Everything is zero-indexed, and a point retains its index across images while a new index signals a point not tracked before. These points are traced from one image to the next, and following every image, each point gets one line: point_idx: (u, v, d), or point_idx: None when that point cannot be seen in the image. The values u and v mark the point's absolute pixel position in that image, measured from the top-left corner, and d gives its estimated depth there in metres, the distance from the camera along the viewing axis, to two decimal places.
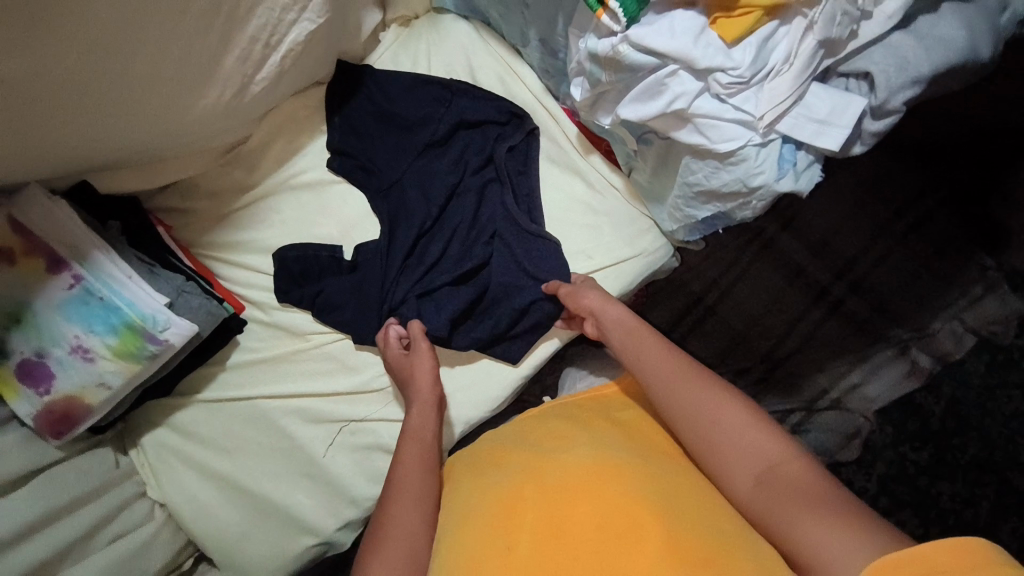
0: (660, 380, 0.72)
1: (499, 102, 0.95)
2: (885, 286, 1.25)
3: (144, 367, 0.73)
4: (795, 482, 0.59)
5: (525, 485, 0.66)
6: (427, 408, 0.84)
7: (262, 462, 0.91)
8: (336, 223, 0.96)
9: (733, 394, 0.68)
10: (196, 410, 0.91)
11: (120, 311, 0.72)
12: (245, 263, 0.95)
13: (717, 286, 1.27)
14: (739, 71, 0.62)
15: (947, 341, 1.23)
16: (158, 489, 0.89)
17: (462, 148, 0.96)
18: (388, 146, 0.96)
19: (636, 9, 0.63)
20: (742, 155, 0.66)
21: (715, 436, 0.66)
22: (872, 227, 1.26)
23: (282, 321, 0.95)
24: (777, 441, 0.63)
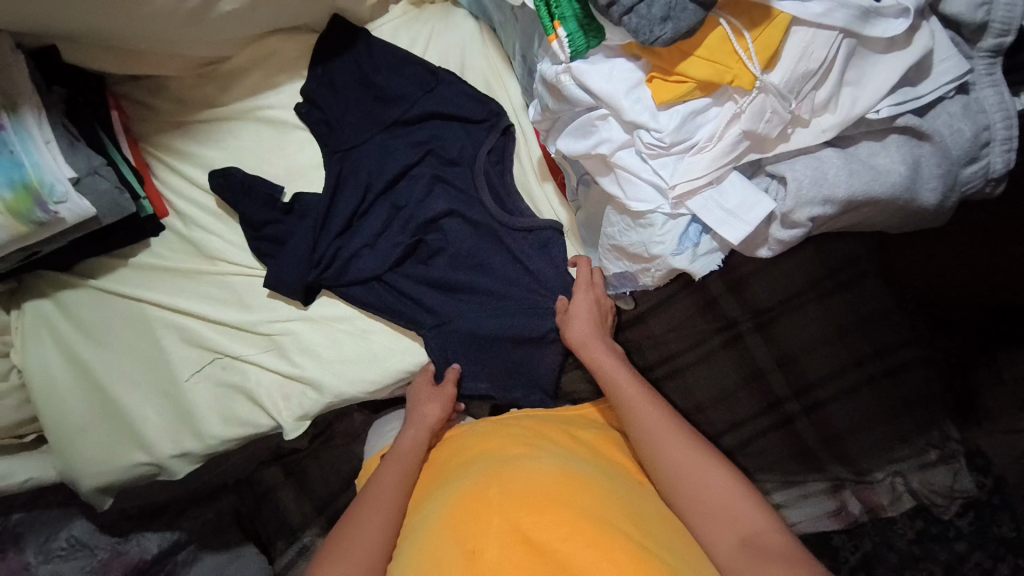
0: (647, 429, 0.75)
1: (476, 103, 0.95)
2: (846, 420, 1.12)
3: (32, 231, 0.74)
4: (774, 548, 0.63)
5: (490, 485, 0.67)
6: (425, 430, 0.85)
7: (130, 367, 0.91)
8: (284, 165, 0.97)
9: (715, 460, 0.72)
10: (85, 294, 0.91)
11: (23, 169, 0.72)
12: (185, 174, 0.96)
13: (666, 361, 1.14)
14: (661, 135, 0.60)
15: (883, 494, 1.16)
16: (20, 354, 0.89)
17: (426, 136, 0.96)
18: (358, 112, 0.96)
19: (584, 46, 0.62)
20: (650, 219, 0.65)
21: (698, 500, 0.69)
22: (862, 353, 1.08)
23: (197, 239, 0.95)
24: (760, 512, 0.67)
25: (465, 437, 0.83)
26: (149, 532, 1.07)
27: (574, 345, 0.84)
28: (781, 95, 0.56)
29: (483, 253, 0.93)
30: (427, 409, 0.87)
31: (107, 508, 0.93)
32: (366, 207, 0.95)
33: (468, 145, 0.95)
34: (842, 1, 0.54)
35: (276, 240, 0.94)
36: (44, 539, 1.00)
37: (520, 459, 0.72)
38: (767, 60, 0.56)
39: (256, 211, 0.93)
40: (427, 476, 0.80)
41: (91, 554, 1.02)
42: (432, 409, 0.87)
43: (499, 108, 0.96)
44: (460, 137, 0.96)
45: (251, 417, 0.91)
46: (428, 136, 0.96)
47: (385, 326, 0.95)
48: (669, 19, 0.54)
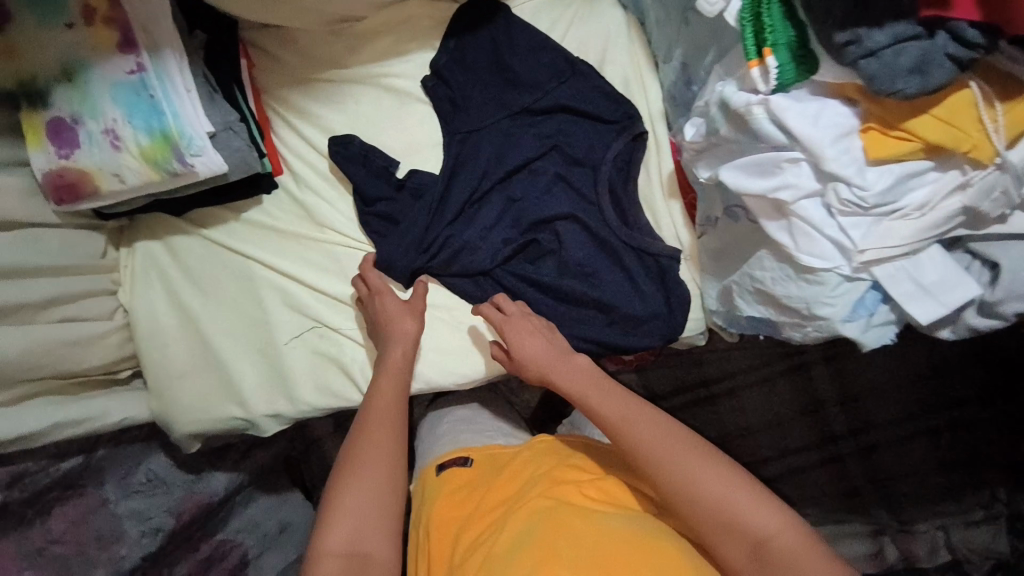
0: (629, 435, 0.73)
1: (615, 102, 0.90)
2: (897, 467, 1.16)
3: (163, 180, 0.72)
4: (790, 555, 0.62)
5: (557, 542, 0.63)
6: (403, 345, 0.85)
7: (231, 320, 0.92)
8: (400, 138, 0.93)
9: (708, 455, 0.70)
10: (197, 243, 0.92)
11: (163, 118, 0.70)
12: (303, 133, 0.93)
13: (730, 379, 1.19)
14: (864, 193, 0.55)
15: (922, 546, 1.12)
16: (129, 295, 0.89)
17: (554, 130, 0.92)
18: (487, 95, 0.91)
19: (792, 78, 0.56)
20: (822, 277, 0.60)
21: (696, 508, 0.67)
22: (916, 404, 1.15)
23: (308, 204, 0.93)
24: (769, 512, 0.65)
25: (511, 468, 0.79)
26: (216, 471, 1.03)
27: (535, 374, 0.83)
28: (1018, 175, 0.51)
29: (598, 265, 0.90)
30: (392, 348, 0.85)
31: (193, 451, 0.94)
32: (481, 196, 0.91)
33: (596, 146, 0.91)
34: None
35: (388, 216, 0.91)
36: (123, 474, 0.96)
37: (577, 513, 0.68)
38: (1016, 134, 0.51)
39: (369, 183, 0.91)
40: (478, 512, 0.75)
41: (167, 492, 0.99)
42: (397, 347, 0.85)
43: (635, 111, 0.90)
44: (587, 136, 0.91)
45: (343, 390, 0.91)
46: (556, 133, 0.91)
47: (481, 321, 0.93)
48: (916, 73, 0.49)
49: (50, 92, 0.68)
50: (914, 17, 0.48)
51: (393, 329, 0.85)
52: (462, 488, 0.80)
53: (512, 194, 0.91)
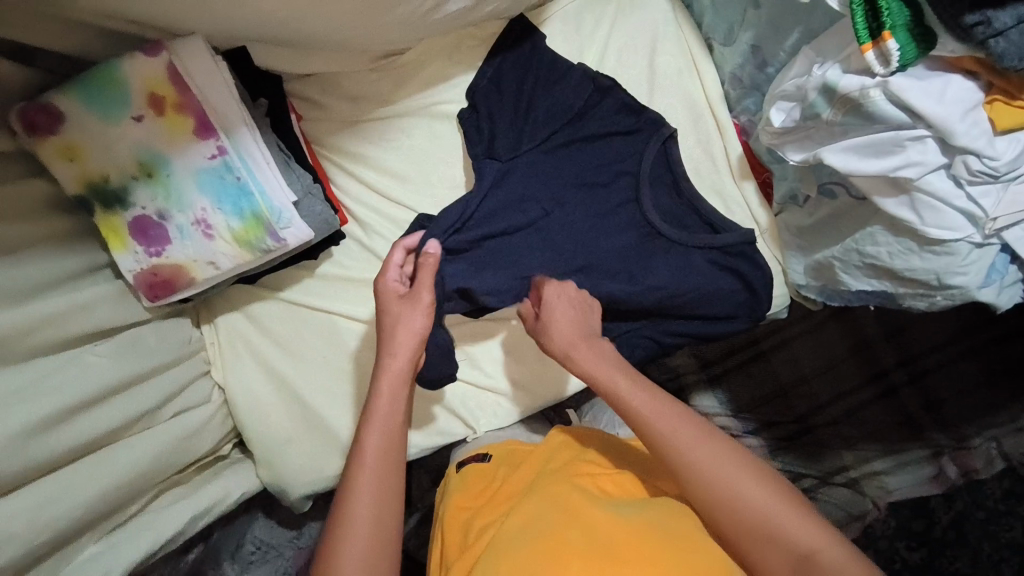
0: (675, 443, 0.63)
1: (639, 113, 0.89)
2: (949, 389, 1.12)
3: (256, 258, 0.70)
4: (836, 575, 0.55)
5: (570, 528, 0.55)
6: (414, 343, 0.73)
7: (324, 377, 0.90)
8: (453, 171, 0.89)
9: (743, 462, 0.62)
10: (275, 306, 0.90)
11: (251, 197, 0.68)
12: (360, 177, 0.90)
13: (776, 333, 1.15)
14: (995, 162, 0.56)
15: (979, 458, 1.10)
16: (221, 372, 0.88)
17: (612, 130, 0.89)
18: (545, 104, 0.89)
19: (912, 58, 0.56)
20: (953, 247, 0.61)
21: (743, 522, 0.59)
22: (959, 326, 1.12)
23: (378, 248, 0.90)
24: (807, 524, 0.58)
25: (526, 464, 0.71)
26: (314, 521, 0.97)
27: (559, 353, 0.73)
28: None
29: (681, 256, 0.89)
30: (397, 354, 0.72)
31: (306, 509, 0.94)
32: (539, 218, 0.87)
33: (627, 157, 0.90)
34: None
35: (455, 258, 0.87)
36: (234, 547, 0.93)
37: (591, 496, 0.60)
38: None
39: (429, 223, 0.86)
40: (490, 501, 0.68)
41: (279, 553, 0.95)
42: (400, 353, 0.73)
43: (654, 115, 0.90)
44: (624, 148, 0.90)
45: (448, 426, 0.92)
46: (610, 141, 0.90)
47: None
48: None
49: (127, 191, 0.65)
50: None
51: (399, 333, 0.73)
52: (468, 499, 0.71)
53: (571, 209, 0.89)
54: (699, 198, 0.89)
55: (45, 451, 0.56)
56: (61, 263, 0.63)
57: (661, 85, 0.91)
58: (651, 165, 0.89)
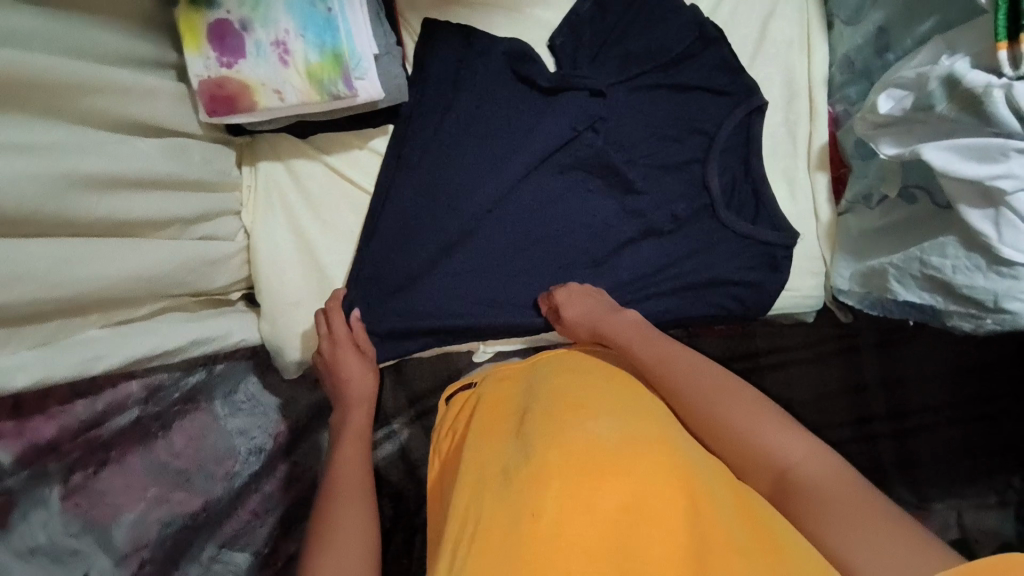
0: (676, 382, 0.68)
1: (733, 77, 0.88)
2: (924, 449, 1.12)
3: (322, 103, 0.67)
4: (817, 485, 0.56)
5: (545, 442, 0.57)
6: (365, 407, 0.85)
7: (348, 251, 0.90)
8: (517, 95, 0.89)
9: (728, 386, 0.66)
10: (319, 169, 0.88)
11: (337, 35, 0.65)
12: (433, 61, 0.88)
13: (779, 352, 1.13)
14: None
15: (933, 524, 1.09)
16: (251, 216, 0.86)
17: (699, 85, 0.88)
18: (644, 40, 0.88)
19: None
20: (1020, 272, 0.60)
21: (733, 450, 0.62)
22: (952, 391, 1.11)
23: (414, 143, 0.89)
24: (790, 439, 0.60)
25: (503, 378, 0.72)
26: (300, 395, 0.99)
27: (583, 325, 0.79)
28: None
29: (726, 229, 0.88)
30: (356, 412, 0.84)
31: (294, 376, 0.94)
32: (599, 164, 0.89)
33: (707, 117, 0.89)
34: None
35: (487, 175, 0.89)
36: (228, 391, 0.90)
37: (573, 411, 0.60)
38: None
39: (462, 159, 0.89)
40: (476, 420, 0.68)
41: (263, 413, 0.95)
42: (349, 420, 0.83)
43: (751, 82, 0.88)
44: (705, 107, 0.89)
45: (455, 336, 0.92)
46: (695, 98, 0.89)
47: (601, 281, 0.90)
48: None
49: None
50: None
51: (350, 385, 0.84)
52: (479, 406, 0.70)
53: (630, 156, 0.89)
54: (761, 178, 0.88)
55: (81, 210, 0.55)
56: (133, 44, 0.61)
57: (766, 55, 0.88)
58: (727, 135, 0.88)
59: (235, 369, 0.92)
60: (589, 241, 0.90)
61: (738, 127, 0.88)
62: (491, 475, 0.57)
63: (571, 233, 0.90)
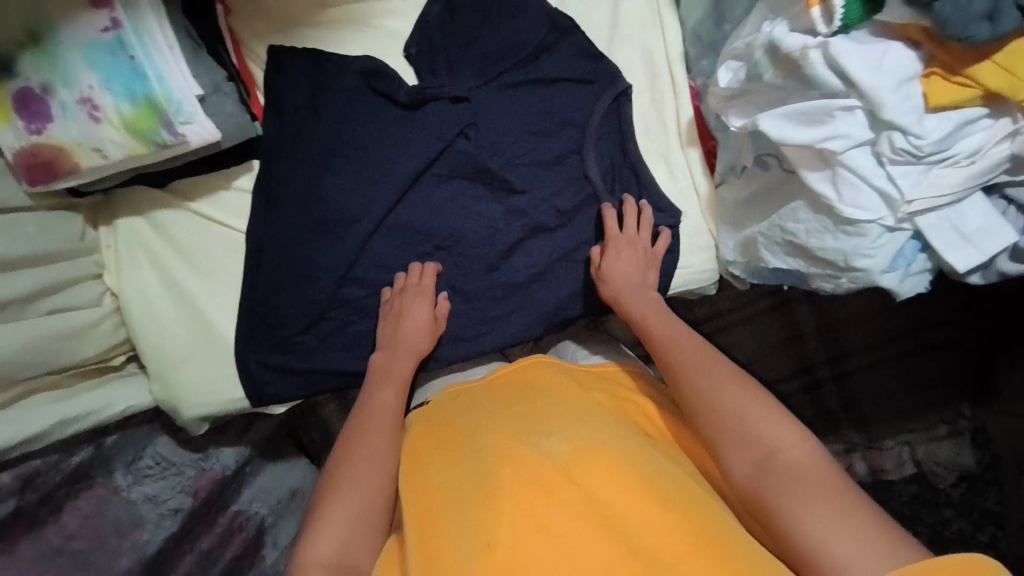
0: (681, 365, 0.70)
1: (593, 63, 0.87)
2: (869, 390, 1.13)
3: (151, 154, 0.64)
4: (797, 470, 0.58)
5: (500, 464, 0.61)
6: (413, 359, 0.83)
7: (229, 296, 0.87)
8: (378, 111, 0.86)
9: (720, 369, 0.68)
10: (186, 217, 0.85)
11: (147, 82, 0.62)
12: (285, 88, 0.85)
13: (715, 319, 1.14)
14: (919, 142, 0.53)
15: (889, 460, 1.10)
16: (116, 277, 0.83)
17: (560, 73, 0.87)
18: (500, 37, 0.86)
19: (855, 19, 0.52)
20: (864, 229, 0.60)
21: (721, 426, 0.64)
22: (886, 330, 1.13)
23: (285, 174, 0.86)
24: (778, 423, 0.62)
25: (454, 401, 0.77)
26: (225, 447, 0.96)
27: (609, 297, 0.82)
28: None
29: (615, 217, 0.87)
30: (403, 362, 0.82)
31: (201, 433, 0.91)
32: (473, 171, 0.87)
33: (577, 107, 0.87)
34: None
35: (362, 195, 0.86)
36: (131, 459, 0.88)
37: (522, 432, 0.65)
38: None
39: (332, 184, 0.86)
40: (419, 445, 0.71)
41: (178, 473, 0.91)
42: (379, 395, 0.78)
43: (613, 67, 0.87)
44: (573, 99, 0.87)
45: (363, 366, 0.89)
46: (561, 89, 0.87)
47: (501, 286, 0.88)
48: (988, 19, 0.46)
49: (14, 59, 0.59)
50: None
51: (397, 358, 0.82)
52: (417, 436, 0.73)
53: (509, 156, 0.87)
54: (638, 160, 0.87)
55: None
56: None
57: (621, 39, 0.88)
58: (599, 124, 0.87)
59: (136, 436, 0.90)
60: (483, 248, 0.88)
61: (608, 116, 0.87)
62: (442, 504, 0.60)
63: (464, 242, 0.88)
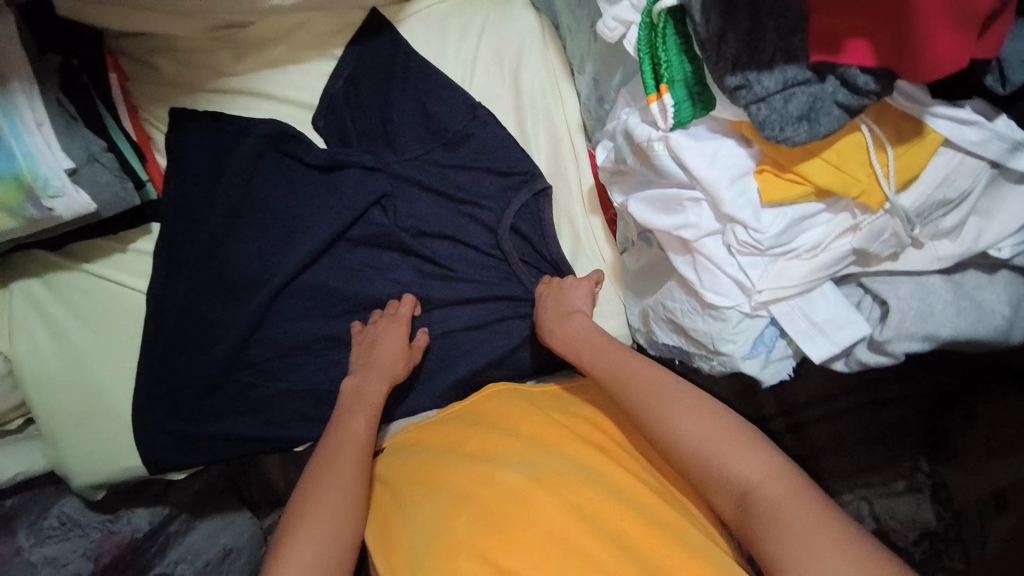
0: (635, 398, 0.61)
1: (494, 129, 0.86)
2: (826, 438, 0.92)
3: (20, 226, 0.65)
4: (774, 505, 0.52)
5: (459, 518, 0.60)
6: (385, 384, 0.77)
7: (123, 360, 0.85)
8: (285, 174, 0.86)
9: (684, 396, 0.60)
10: (79, 277, 0.85)
11: (13, 159, 0.62)
12: (179, 150, 0.84)
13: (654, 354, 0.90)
14: (759, 236, 0.53)
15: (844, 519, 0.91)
16: (8, 341, 0.83)
17: (473, 151, 0.86)
18: (408, 102, 0.86)
19: (689, 117, 0.53)
20: (724, 314, 0.59)
21: (689, 459, 0.57)
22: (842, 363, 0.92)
23: (185, 241, 0.85)
24: (753, 458, 0.55)
25: (425, 431, 0.73)
26: (139, 509, 0.93)
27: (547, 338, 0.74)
28: (907, 218, 0.48)
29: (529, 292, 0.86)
30: (374, 386, 0.77)
31: (101, 497, 0.90)
32: (381, 235, 0.86)
33: (494, 198, 0.86)
34: (1001, 133, 0.44)
35: (264, 258, 0.86)
36: (35, 520, 0.89)
37: (486, 472, 0.63)
38: (904, 182, 0.47)
39: (239, 246, 0.85)
40: (392, 478, 0.69)
41: (84, 534, 0.90)
42: (355, 425, 0.73)
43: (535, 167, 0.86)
44: (490, 189, 0.86)
45: (268, 433, 0.86)
46: (481, 178, 0.86)
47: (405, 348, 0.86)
48: (805, 120, 0.44)
49: None
50: (806, 60, 0.43)
51: (368, 383, 0.77)
52: (378, 482, 0.71)
53: (416, 221, 0.86)
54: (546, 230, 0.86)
55: None
56: None
57: (527, 110, 0.88)
58: (515, 217, 0.85)
59: (38, 496, 0.90)
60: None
61: (523, 212, 0.86)
62: (403, 560, 0.60)
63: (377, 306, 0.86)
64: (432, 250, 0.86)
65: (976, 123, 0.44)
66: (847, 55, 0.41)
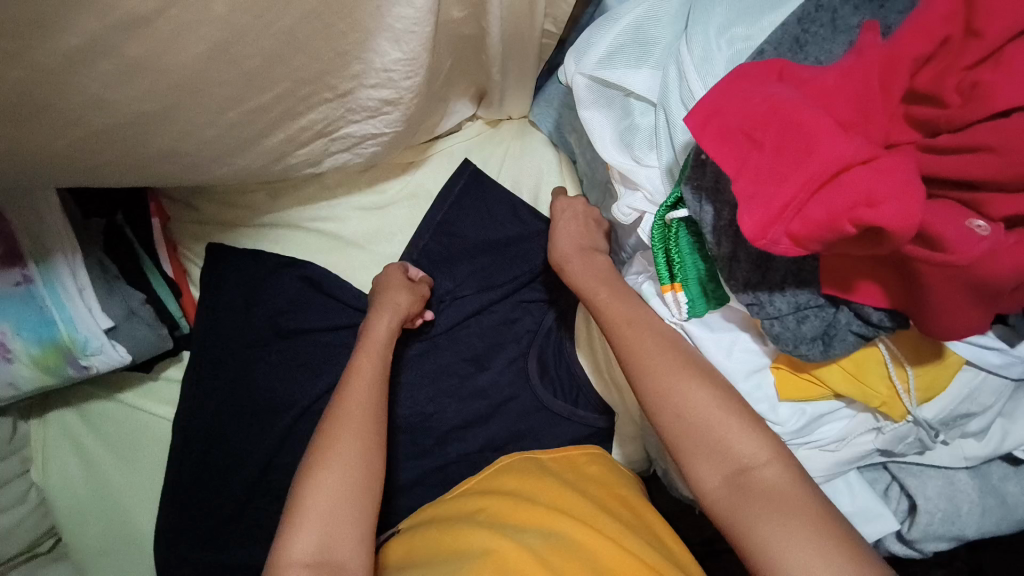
0: (634, 358, 0.54)
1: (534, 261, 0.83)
2: None
3: (61, 380, 0.69)
4: (772, 493, 0.48)
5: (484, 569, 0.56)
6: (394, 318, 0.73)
7: (149, 486, 0.86)
8: (315, 309, 0.84)
9: (699, 368, 0.52)
10: (111, 406, 0.87)
11: (54, 326, 0.65)
12: (211, 285, 0.85)
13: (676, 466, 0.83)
14: (778, 429, 0.52)
15: None
16: (41, 473, 0.85)
17: (504, 269, 0.83)
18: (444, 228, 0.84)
19: (703, 310, 0.53)
20: None
21: (687, 433, 0.50)
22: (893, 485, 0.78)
23: (210, 372, 0.85)
24: (754, 436, 0.50)
25: (439, 506, 0.69)
26: None
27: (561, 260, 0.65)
28: (931, 429, 0.49)
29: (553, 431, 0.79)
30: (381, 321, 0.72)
31: None
32: (401, 363, 0.82)
33: (520, 322, 0.82)
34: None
35: (287, 385, 0.83)
36: None
37: (501, 530, 0.60)
38: (925, 396, 0.47)
39: (262, 374, 0.84)
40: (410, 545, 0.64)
41: None
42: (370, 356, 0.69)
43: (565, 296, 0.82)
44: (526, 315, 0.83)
45: None
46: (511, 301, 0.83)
47: (418, 470, 0.79)
48: (819, 341, 0.45)
49: None
50: (818, 287, 0.44)
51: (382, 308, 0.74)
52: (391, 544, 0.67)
53: (442, 353, 0.82)
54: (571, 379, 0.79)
55: None
56: None
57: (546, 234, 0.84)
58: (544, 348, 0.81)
59: None
60: (404, 435, 0.80)
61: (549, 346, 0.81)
62: None
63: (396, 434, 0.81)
64: (456, 379, 0.82)
65: (997, 348, 0.45)
66: (861, 295, 0.41)
